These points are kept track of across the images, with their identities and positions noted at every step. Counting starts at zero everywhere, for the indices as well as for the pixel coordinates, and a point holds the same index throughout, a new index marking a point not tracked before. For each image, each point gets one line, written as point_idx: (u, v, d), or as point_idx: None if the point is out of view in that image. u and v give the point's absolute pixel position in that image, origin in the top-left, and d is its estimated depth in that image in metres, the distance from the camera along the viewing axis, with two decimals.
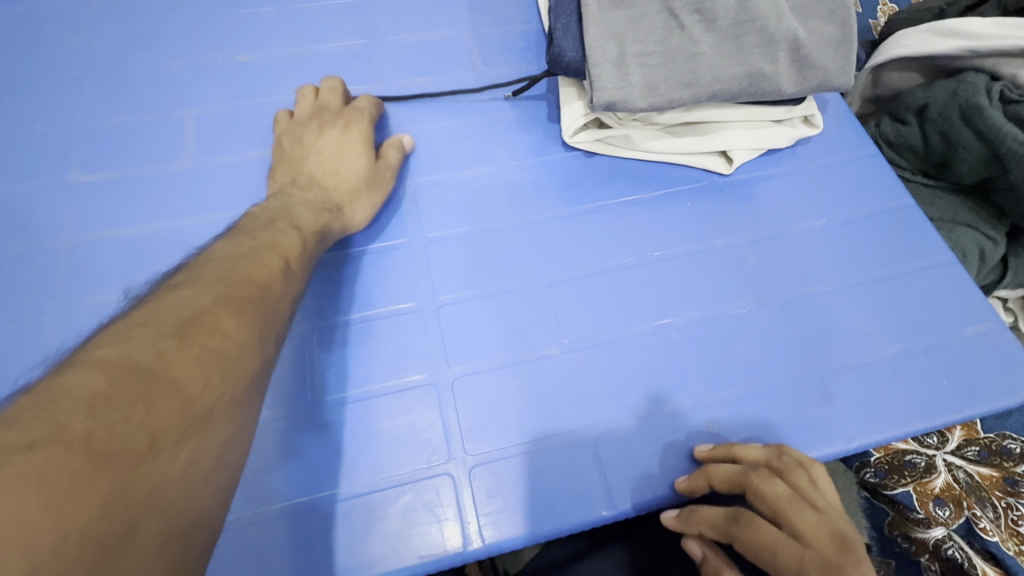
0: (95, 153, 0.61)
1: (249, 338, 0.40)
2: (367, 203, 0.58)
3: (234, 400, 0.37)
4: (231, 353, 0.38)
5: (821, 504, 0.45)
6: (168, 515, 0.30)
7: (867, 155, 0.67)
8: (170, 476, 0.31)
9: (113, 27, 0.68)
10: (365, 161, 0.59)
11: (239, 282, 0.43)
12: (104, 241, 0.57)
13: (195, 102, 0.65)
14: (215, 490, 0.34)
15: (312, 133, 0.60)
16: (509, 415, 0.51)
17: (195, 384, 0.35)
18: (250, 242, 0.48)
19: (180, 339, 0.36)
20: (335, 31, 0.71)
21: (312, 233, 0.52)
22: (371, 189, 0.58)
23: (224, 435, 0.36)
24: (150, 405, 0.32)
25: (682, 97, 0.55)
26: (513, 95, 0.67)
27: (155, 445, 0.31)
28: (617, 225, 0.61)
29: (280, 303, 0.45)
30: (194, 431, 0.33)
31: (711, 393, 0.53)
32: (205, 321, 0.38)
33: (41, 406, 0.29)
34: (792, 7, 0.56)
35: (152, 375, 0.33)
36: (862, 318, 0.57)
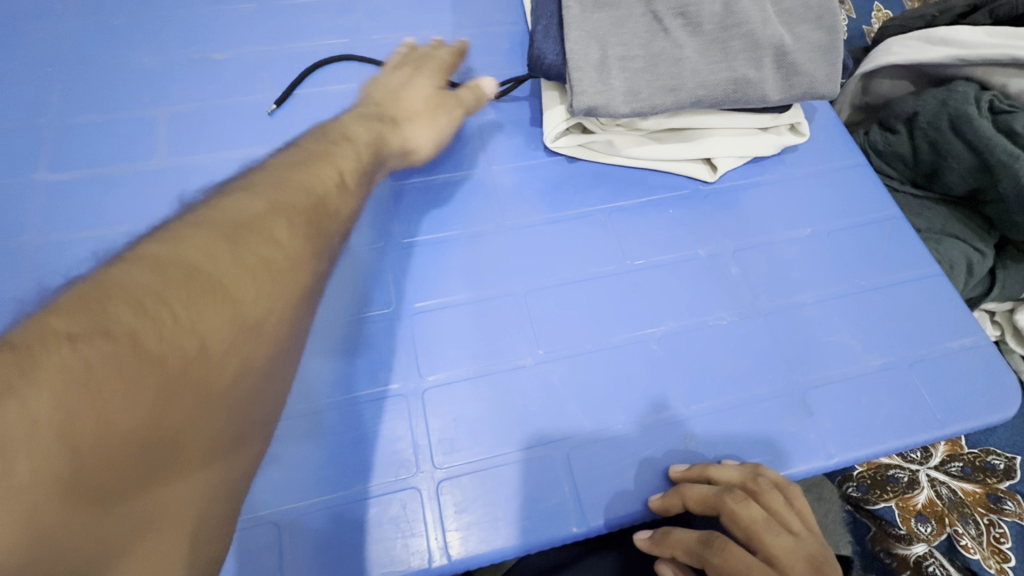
0: (65, 152, 0.59)
1: (301, 251, 0.40)
2: (429, 132, 0.56)
3: (282, 314, 0.37)
4: (282, 264, 0.38)
5: (796, 528, 0.45)
6: (212, 425, 0.32)
7: (855, 164, 0.66)
8: (217, 384, 0.32)
9: (88, 22, 0.66)
10: (431, 89, 0.58)
11: (296, 191, 0.42)
12: (70, 242, 0.55)
13: (170, 100, 0.63)
14: (257, 397, 0.36)
15: (389, 72, 0.59)
16: (482, 427, 0.50)
17: (247, 293, 0.35)
18: (304, 151, 0.46)
19: (234, 245, 0.36)
20: (316, 28, 0.69)
21: (367, 148, 0.50)
22: (434, 115, 0.57)
23: (270, 349, 0.36)
24: (200, 310, 0.32)
25: (665, 103, 0.54)
26: (496, 98, 0.66)
27: (203, 354, 0.32)
28: (598, 233, 0.59)
29: (338, 218, 0.44)
30: (243, 342, 0.34)
31: (689, 407, 0.52)
32: (260, 228, 0.38)
33: (96, 296, 0.29)
34: (779, 13, 0.55)
35: (205, 280, 0.33)
36: (845, 331, 0.56)
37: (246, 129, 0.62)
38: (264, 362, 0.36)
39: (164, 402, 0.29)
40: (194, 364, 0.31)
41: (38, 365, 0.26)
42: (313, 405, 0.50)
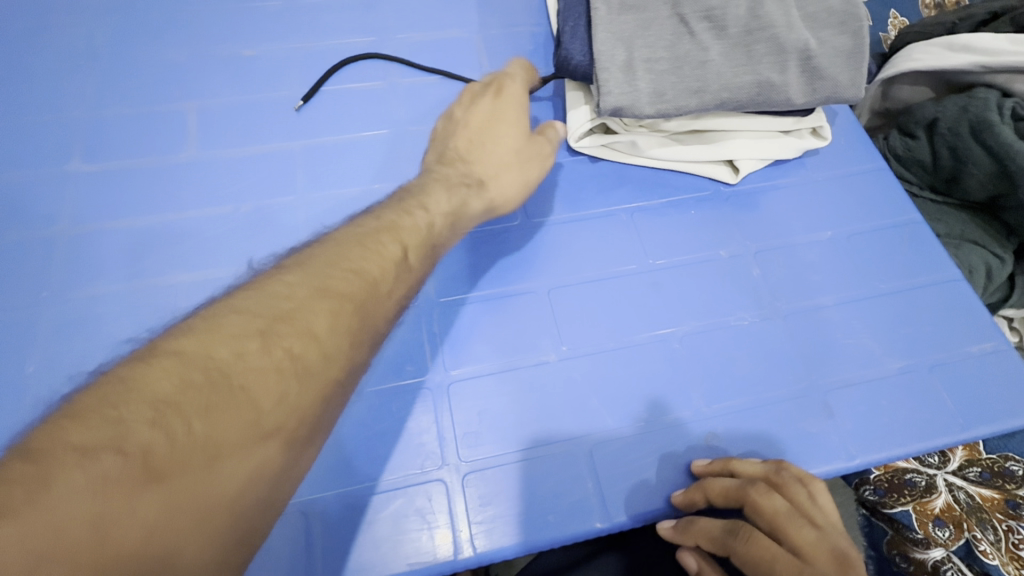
0: (96, 143, 0.60)
1: (341, 345, 0.36)
2: (517, 180, 0.54)
3: (313, 421, 0.34)
4: (316, 362, 0.34)
5: (821, 521, 0.45)
6: (216, 563, 0.28)
7: (875, 168, 0.66)
8: (229, 511, 0.28)
9: (120, 17, 0.68)
10: (520, 137, 0.55)
11: (347, 275, 0.39)
12: (101, 231, 0.56)
13: (199, 94, 0.64)
14: (275, 519, 0.32)
15: (465, 107, 0.57)
16: (506, 422, 0.50)
17: (269, 398, 0.32)
18: (371, 231, 0.43)
19: (266, 341, 0.33)
20: (343, 27, 0.70)
21: (440, 216, 0.48)
22: (524, 165, 0.55)
23: (295, 463, 0.32)
24: (218, 420, 0.29)
25: (689, 105, 0.54)
26: None
27: (215, 475, 0.28)
28: (620, 232, 0.60)
29: (394, 302, 0.41)
30: (263, 459, 0.30)
31: (711, 405, 0.52)
32: (298, 320, 0.35)
33: (112, 400, 0.28)
34: (804, 17, 0.55)
35: (228, 384, 0.31)
36: (867, 333, 0.56)
37: (275, 125, 0.63)
38: (287, 473, 0.32)
39: (162, 536, 0.26)
40: (201, 486, 0.28)
41: (41, 489, 0.24)
42: None
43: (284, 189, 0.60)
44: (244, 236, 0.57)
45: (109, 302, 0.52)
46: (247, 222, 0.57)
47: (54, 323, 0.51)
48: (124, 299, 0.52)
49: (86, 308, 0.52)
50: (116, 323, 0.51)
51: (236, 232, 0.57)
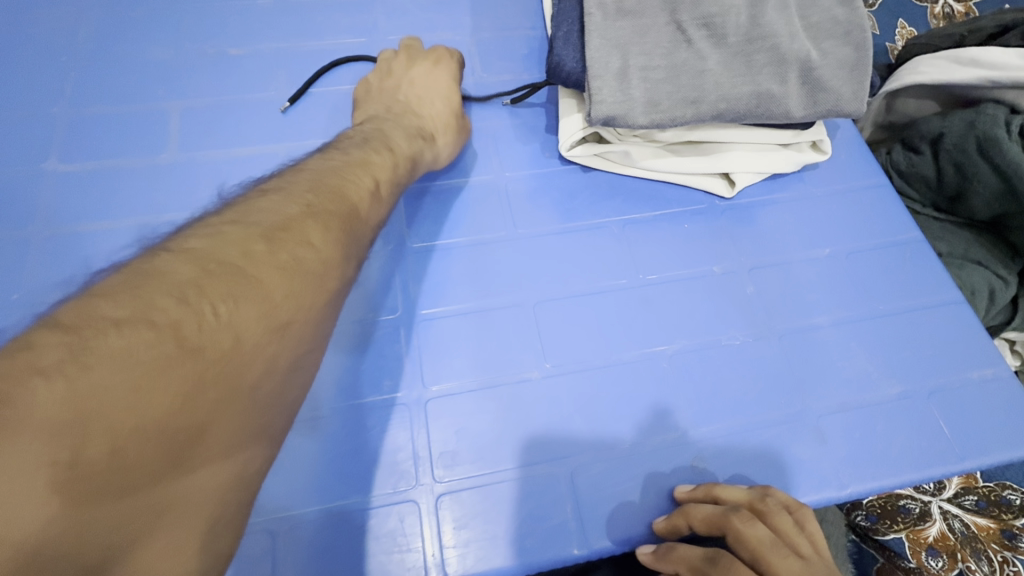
0: (76, 142, 0.59)
1: (334, 255, 0.41)
2: (451, 142, 0.59)
3: (314, 314, 0.39)
4: (317, 267, 0.39)
5: (805, 551, 0.43)
6: (239, 420, 0.32)
7: (876, 184, 0.64)
8: (247, 381, 0.33)
9: (104, 12, 0.66)
10: (457, 99, 0.62)
11: (335, 199, 0.44)
12: (77, 233, 0.54)
13: (183, 93, 0.63)
14: (285, 400, 0.36)
15: (403, 66, 0.63)
16: (485, 441, 0.48)
17: (280, 293, 0.36)
18: (343, 164, 0.48)
19: (275, 246, 0.38)
20: (333, 26, 0.68)
21: (404, 159, 0.54)
22: (457, 130, 0.60)
23: (299, 350, 0.37)
24: (237, 300, 0.33)
25: (685, 115, 0.52)
26: (512, 104, 0.65)
27: (238, 346, 0.33)
28: (611, 245, 0.58)
29: (370, 224, 0.47)
30: (274, 338, 0.35)
31: (699, 428, 0.50)
32: (298, 231, 0.39)
33: (136, 286, 0.31)
34: (806, 26, 0.53)
35: (243, 277, 0.35)
36: (862, 356, 0.54)
37: (259, 126, 0.62)
38: (288, 375, 0.36)
39: (196, 392, 0.30)
40: (225, 359, 0.32)
41: (86, 349, 0.27)
42: (313, 412, 0.48)
43: None
44: None
45: None
46: None
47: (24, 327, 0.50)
48: None
49: None
50: None
51: None
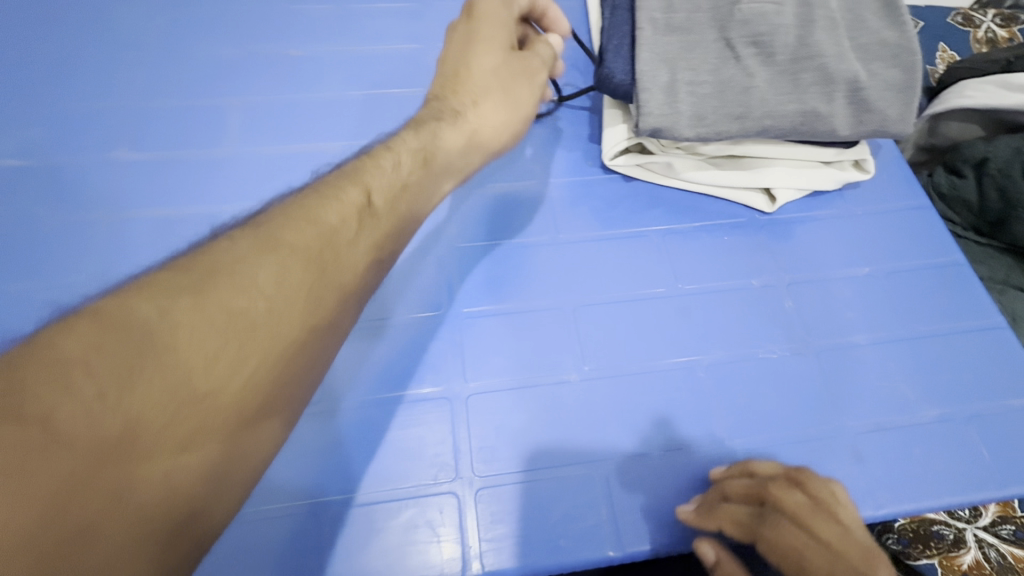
0: (145, 134, 0.62)
1: (287, 300, 0.33)
2: (494, 107, 0.48)
3: (256, 376, 0.32)
4: (260, 320, 0.32)
5: (843, 517, 0.43)
6: (145, 519, 0.27)
7: (917, 206, 0.64)
8: (155, 471, 0.27)
9: (175, 13, 0.70)
10: (502, 54, 0.50)
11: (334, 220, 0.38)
12: (144, 220, 0.57)
13: (243, 91, 0.66)
14: (220, 479, 0.30)
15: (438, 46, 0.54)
16: (522, 439, 0.49)
17: (246, 327, 0.32)
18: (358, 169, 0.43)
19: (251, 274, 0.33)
20: (387, 33, 0.71)
21: (408, 156, 0.44)
22: (502, 92, 0.49)
23: (237, 420, 0.31)
24: (138, 377, 0.27)
25: (730, 130, 0.53)
26: (558, 100, 0.67)
27: (136, 435, 0.27)
28: (650, 254, 0.59)
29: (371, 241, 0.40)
30: (192, 416, 0.29)
31: (734, 439, 0.50)
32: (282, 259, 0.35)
33: (14, 365, 0.25)
34: (855, 47, 0.54)
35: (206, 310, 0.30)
36: (901, 377, 0.54)
37: (314, 125, 0.64)
38: (221, 451, 0.30)
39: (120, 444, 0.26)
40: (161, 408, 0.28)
41: None
42: (359, 401, 0.50)
43: None
44: None
45: None
46: None
47: None
48: None
49: None
50: None
51: None
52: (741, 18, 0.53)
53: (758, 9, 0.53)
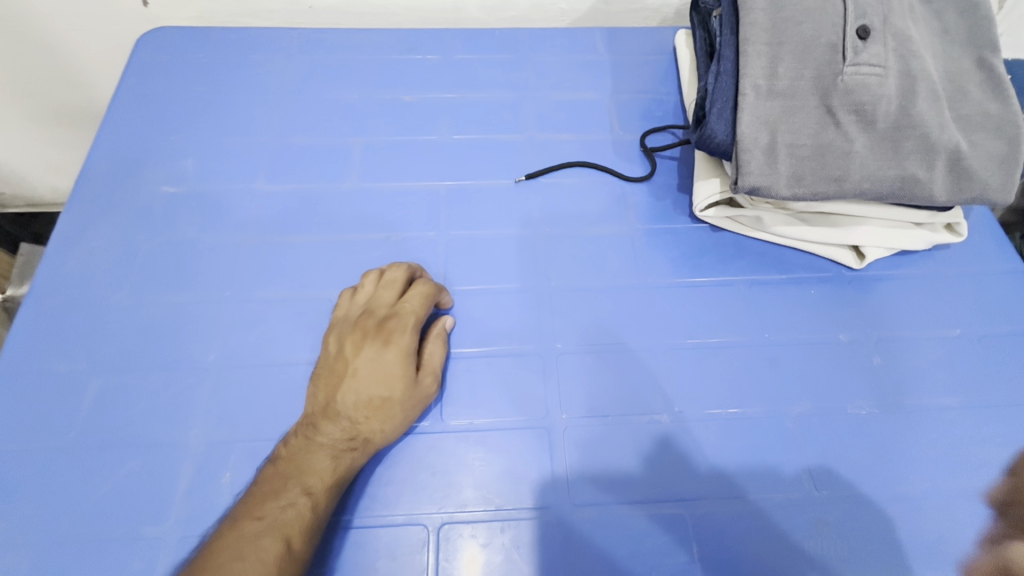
0: (279, 167, 0.69)
1: (287, 443, 0.51)
2: (399, 426, 0.52)
3: (277, 487, 0.48)
4: (278, 459, 0.51)
5: None
6: None
7: (1013, 271, 0.64)
8: (225, 557, 0.44)
9: (306, 58, 0.79)
10: (397, 384, 0.52)
11: (345, 393, 0.52)
12: (275, 245, 0.63)
13: (364, 131, 0.73)
14: (274, 550, 0.45)
15: (350, 355, 0.54)
16: (616, 474, 0.52)
17: (311, 474, 0.49)
18: (345, 325, 0.56)
19: (303, 442, 0.51)
20: (489, 81, 0.78)
21: (326, 484, 0.49)
22: (401, 419, 0.52)
23: (271, 513, 0.47)
24: (234, 512, 0.48)
25: (827, 191, 0.56)
26: (650, 149, 0.71)
27: (218, 540, 0.46)
28: (738, 302, 0.62)
29: (346, 380, 0.53)
30: (243, 521, 0.47)
31: (822, 491, 0.52)
32: (318, 426, 0.51)
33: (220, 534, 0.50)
34: (957, 118, 0.55)
35: (286, 476, 0.49)
36: (995, 443, 0.54)
37: (426, 166, 0.71)
38: (264, 535, 0.46)
39: (257, 563, 0.44)
40: (273, 535, 0.45)
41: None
42: (462, 423, 0.55)
43: (429, 225, 0.66)
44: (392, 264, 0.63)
45: (279, 308, 0.60)
46: (395, 249, 0.64)
47: (235, 319, 0.59)
48: (292, 308, 0.60)
49: (261, 310, 0.59)
50: (287, 330, 0.59)
51: (384, 258, 0.64)
52: (844, 88, 0.55)
53: (861, 80, 0.55)
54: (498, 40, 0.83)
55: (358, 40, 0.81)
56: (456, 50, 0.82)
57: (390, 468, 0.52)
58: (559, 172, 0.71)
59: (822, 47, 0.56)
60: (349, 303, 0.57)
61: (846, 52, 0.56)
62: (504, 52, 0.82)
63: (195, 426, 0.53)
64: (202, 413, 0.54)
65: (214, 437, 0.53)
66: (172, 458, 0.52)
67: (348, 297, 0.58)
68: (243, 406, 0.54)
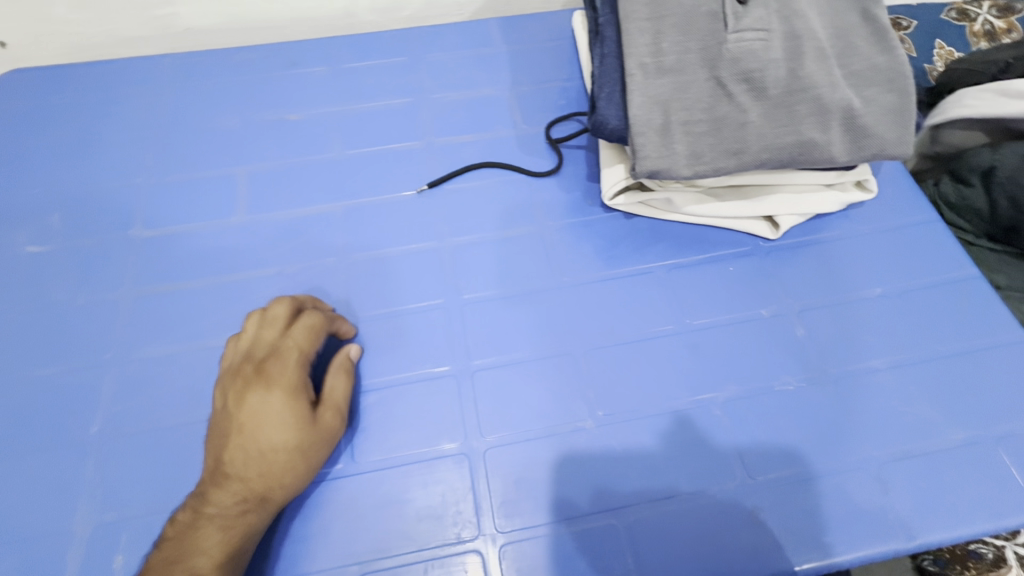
0: (158, 211, 0.65)
1: (176, 521, 0.46)
2: (300, 476, 0.48)
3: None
4: (165, 542, 0.46)
5: None
6: None
7: (927, 220, 0.63)
8: None
9: (180, 89, 0.74)
10: (291, 430, 0.48)
11: (234, 451, 0.48)
12: (158, 296, 0.59)
13: (249, 159, 0.69)
14: None
15: (237, 407, 0.49)
16: (544, 492, 0.50)
17: (199, 553, 0.44)
18: (226, 375, 0.52)
19: (192, 516, 0.46)
20: (382, 89, 0.74)
21: (218, 561, 0.44)
22: (303, 467, 0.48)
23: None
24: None
25: (728, 166, 0.54)
26: (555, 141, 0.68)
27: None
28: (657, 290, 0.60)
29: (234, 436, 0.48)
30: None
31: (755, 477, 0.50)
32: (208, 494, 0.47)
33: None
34: (848, 75, 0.54)
35: (171, 559, 0.44)
36: (921, 399, 0.53)
37: (321, 187, 0.67)
38: None
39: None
40: None
41: None
42: (378, 462, 0.51)
43: (327, 251, 0.62)
44: None
45: (169, 365, 0.55)
46: (293, 282, 0.60)
47: (117, 384, 0.54)
48: (184, 363, 0.55)
49: (147, 369, 0.55)
50: (179, 389, 0.54)
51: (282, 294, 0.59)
52: (731, 57, 0.52)
53: (746, 46, 0.52)
54: (388, 43, 0.79)
55: (237, 62, 0.77)
56: (344, 58, 0.77)
57: (303, 524, 0.49)
58: (463, 175, 0.67)
59: (704, 17, 0.54)
60: (231, 353, 0.53)
61: (727, 20, 0.53)
62: (395, 56, 0.77)
63: (77, 510, 0.49)
64: (88, 495, 0.49)
65: (104, 521, 0.48)
66: (54, 550, 0.47)
67: (230, 346, 0.54)
68: (132, 480, 0.50)
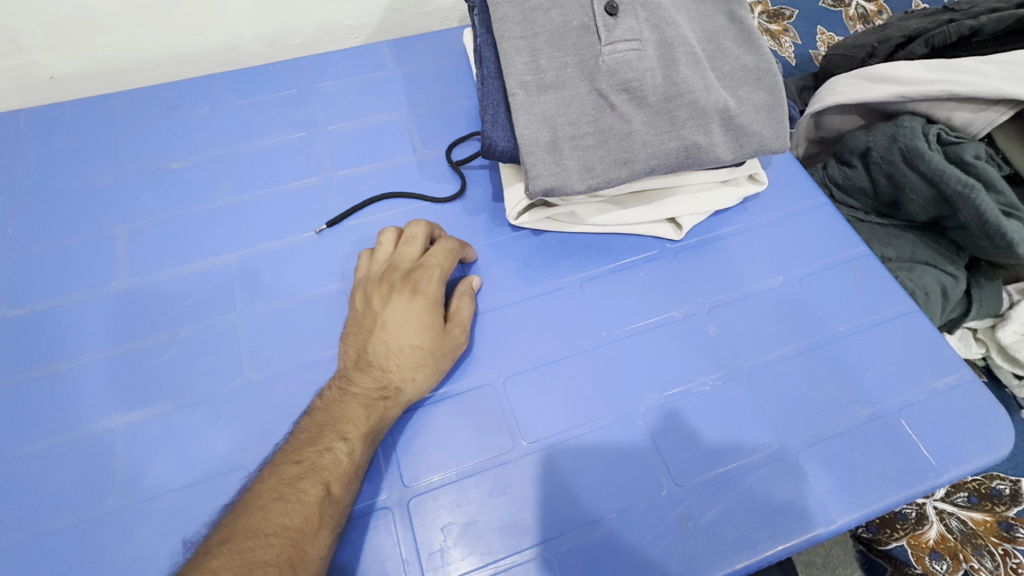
0: (23, 286, 0.58)
1: (319, 402, 0.51)
2: (428, 378, 0.52)
3: (315, 443, 0.47)
4: (308, 419, 0.50)
5: None
6: (259, 544, 0.42)
7: (819, 204, 0.66)
8: (257, 519, 0.43)
9: (41, 146, 0.68)
10: (429, 331, 0.53)
11: (376, 343, 0.53)
12: (29, 382, 0.53)
13: (128, 216, 0.63)
14: (314, 505, 0.44)
15: (381, 300, 0.55)
16: (474, 536, 0.48)
17: (347, 421, 0.48)
18: (371, 281, 0.57)
19: (338, 392, 0.51)
20: (272, 125, 0.71)
21: (361, 440, 0.48)
22: (435, 364, 0.52)
23: (308, 465, 0.46)
24: (262, 473, 0.46)
25: (620, 176, 0.53)
26: (457, 164, 0.67)
27: (245, 504, 0.44)
28: (572, 305, 0.59)
29: (378, 331, 0.53)
30: (276, 480, 0.45)
31: (682, 484, 0.50)
32: (352, 377, 0.51)
33: None
34: (720, 76, 0.55)
35: (322, 423, 0.49)
36: (829, 381, 0.55)
37: (212, 238, 0.62)
38: (296, 491, 0.44)
39: (298, 507, 0.44)
40: (313, 479, 0.45)
41: None
42: None
43: (223, 307, 0.58)
44: (183, 368, 0.54)
45: (48, 460, 0.50)
46: (185, 346, 0.55)
47: None
48: (65, 455, 0.50)
49: (21, 468, 0.49)
50: (61, 485, 0.49)
51: (173, 360, 0.55)
52: (606, 68, 0.53)
53: (621, 57, 0.53)
54: (275, 77, 0.75)
55: (105, 109, 0.71)
56: (228, 96, 0.73)
57: None
58: (366, 209, 0.64)
59: (575, 31, 0.54)
60: (368, 264, 0.59)
61: (599, 32, 0.54)
62: (284, 89, 0.73)
63: None
64: None
65: None
66: None
67: (368, 256, 0.59)
68: None
